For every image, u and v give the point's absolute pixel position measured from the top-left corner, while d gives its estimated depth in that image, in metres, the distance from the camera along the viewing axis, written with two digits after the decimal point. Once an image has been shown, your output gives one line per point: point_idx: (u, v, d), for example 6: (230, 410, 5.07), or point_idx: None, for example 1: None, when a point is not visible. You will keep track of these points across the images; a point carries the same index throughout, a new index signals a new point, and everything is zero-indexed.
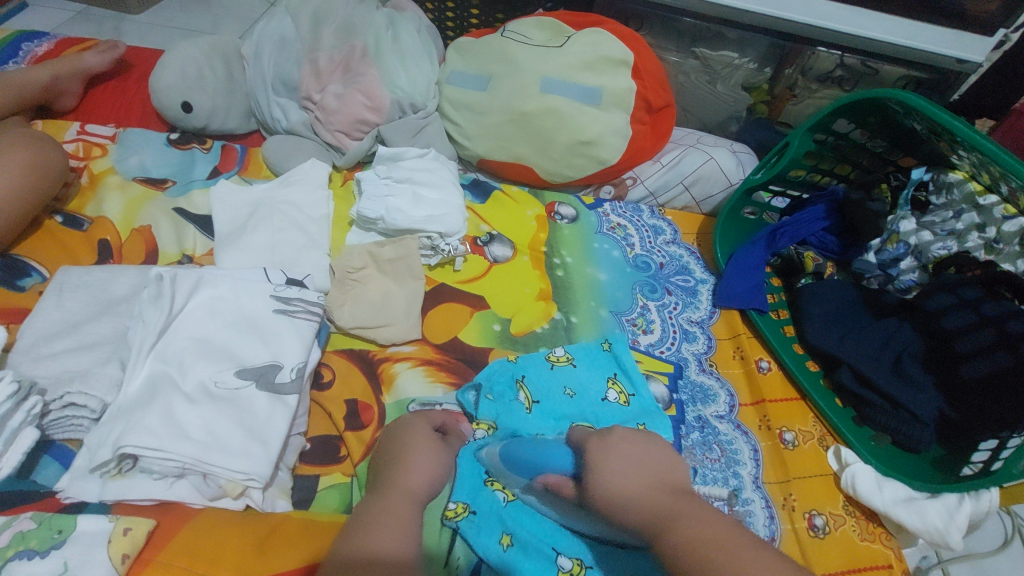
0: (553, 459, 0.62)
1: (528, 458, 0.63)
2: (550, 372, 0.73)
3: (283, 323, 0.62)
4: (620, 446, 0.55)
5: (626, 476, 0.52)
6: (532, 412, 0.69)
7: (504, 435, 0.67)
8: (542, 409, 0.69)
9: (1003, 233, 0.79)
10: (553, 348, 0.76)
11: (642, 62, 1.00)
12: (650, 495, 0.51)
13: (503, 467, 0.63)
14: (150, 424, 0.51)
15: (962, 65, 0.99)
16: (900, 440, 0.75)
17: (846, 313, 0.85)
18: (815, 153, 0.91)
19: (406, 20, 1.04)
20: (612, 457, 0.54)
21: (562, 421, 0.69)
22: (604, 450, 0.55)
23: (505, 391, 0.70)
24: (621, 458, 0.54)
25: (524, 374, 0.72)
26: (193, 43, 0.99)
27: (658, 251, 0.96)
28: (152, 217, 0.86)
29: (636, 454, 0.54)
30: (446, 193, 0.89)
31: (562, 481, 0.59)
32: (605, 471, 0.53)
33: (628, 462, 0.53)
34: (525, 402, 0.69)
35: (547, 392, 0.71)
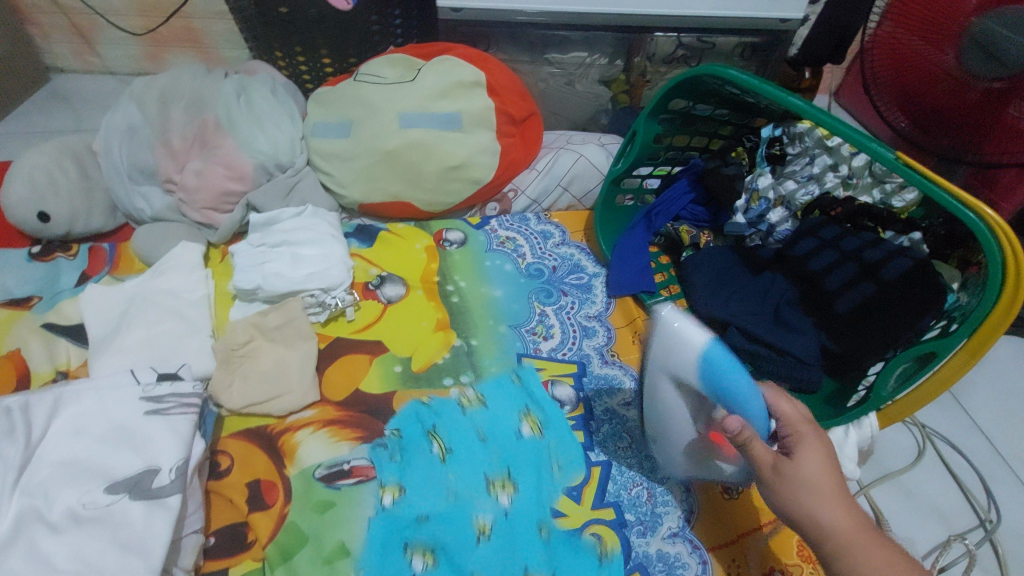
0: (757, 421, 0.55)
1: (716, 374, 0.56)
2: (462, 416, 0.75)
3: (156, 423, 0.60)
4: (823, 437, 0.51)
5: (832, 480, 0.49)
6: (446, 462, 0.70)
7: (413, 502, 0.67)
8: (456, 457, 0.71)
9: (854, 169, 0.86)
10: (456, 376, 0.79)
11: (496, 79, 1.03)
12: (841, 504, 0.48)
13: (419, 539, 0.64)
14: (13, 565, 0.49)
15: (786, 24, 1.06)
16: (798, 385, 0.79)
17: (728, 275, 0.88)
18: (666, 133, 0.94)
19: (258, 82, 1.03)
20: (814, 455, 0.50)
21: (473, 468, 0.70)
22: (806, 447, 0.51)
23: (418, 445, 0.71)
24: (821, 460, 0.50)
25: (436, 423, 0.74)
26: (38, 149, 0.95)
27: (549, 255, 0.98)
28: (21, 339, 0.82)
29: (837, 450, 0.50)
30: (326, 246, 0.89)
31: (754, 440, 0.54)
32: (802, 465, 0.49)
33: (833, 461, 0.50)
34: (438, 452, 0.71)
35: (458, 436, 0.72)
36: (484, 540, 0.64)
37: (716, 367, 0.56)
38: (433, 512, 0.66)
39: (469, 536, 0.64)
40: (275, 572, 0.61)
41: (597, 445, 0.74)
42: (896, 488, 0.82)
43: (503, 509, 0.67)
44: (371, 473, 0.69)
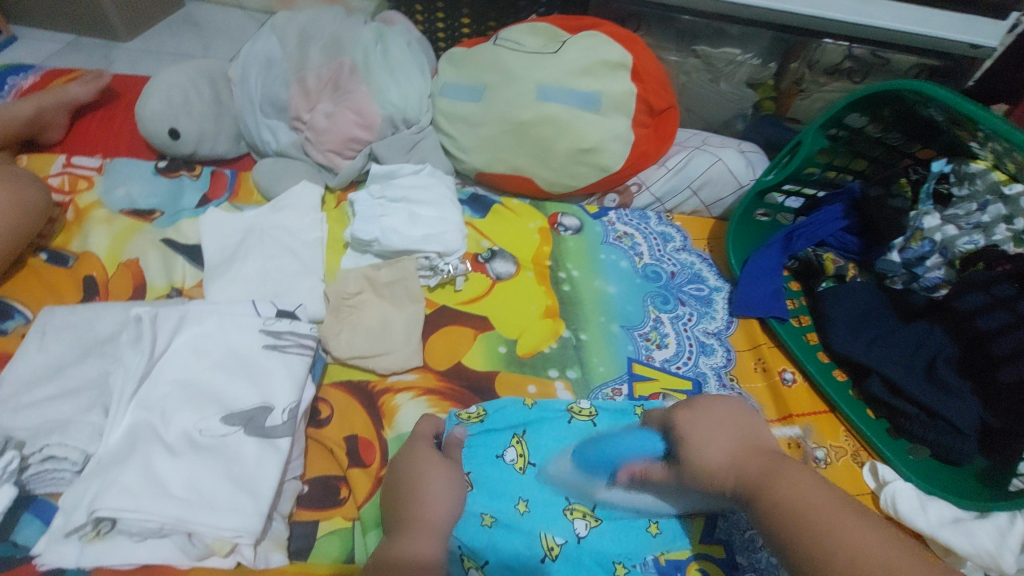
0: (639, 447, 0.61)
1: (603, 453, 0.62)
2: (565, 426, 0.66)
3: (274, 360, 0.58)
4: (713, 411, 0.57)
5: (727, 444, 0.53)
6: (526, 473, 0.62)
7: (482, 505, 0.59)
8: (538, 467, 0.63)
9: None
10: (564, 370, 0.75)
11: (642, 63, 0.96)
12: (744, 458, 0.51)
13: (479, 547, 0.57)
14: (127, 482, 0.47)
15: (977, 50, 0.95)
16: (940, 453, 0.70)
17: (871, 318, 0.80)
18: (828, 150, 0.86)
19: (396, 32, 1.00)
20: (708, 428, 0.55)
21: (556, 488, 0.61)
22: (695, 415, 0.57)
23: (496, 446, 0.64)
24: (716, 430, 0.54)
25: (525, 426, 0.65)
26: (179, 68, 0.96)
27: (668, 259, 0.92)
28: (140, 250, 0.82)
29: (725, 419, 0.55)
30: (444, 209, 0.85)
31: (652, 468, 0.59)
32: (698, 441, 0.54)
33: (720, 432, 0.54)
34: (517, 459, 0.63)
35: (548, 450, 0.64)
36: (550, 561, 0.56)
37: (594, 454, 0.63)
38: (501, 519, 0.58)
39: (533, 556, 0.56)
40: (367, 535, 0.57)
41: None
42: None
43: (577, 537, 0.58)
44: None
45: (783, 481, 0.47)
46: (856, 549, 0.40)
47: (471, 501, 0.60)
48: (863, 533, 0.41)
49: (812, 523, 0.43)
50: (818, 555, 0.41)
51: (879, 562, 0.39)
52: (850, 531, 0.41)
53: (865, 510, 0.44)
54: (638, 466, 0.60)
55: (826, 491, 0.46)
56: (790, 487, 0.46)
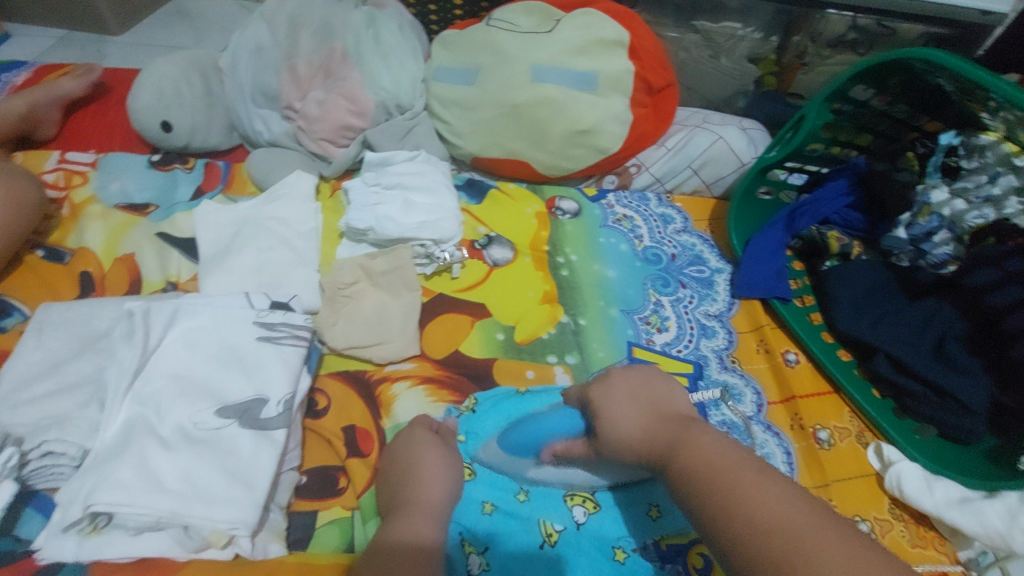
0: (558, 424, 0.62)
1: (529, 434, 0.62)
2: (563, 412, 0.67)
3: (267, 351, 0.58)
4: (626, 382, 0.59)
5: (637, 415, 0.56)
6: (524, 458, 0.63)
7: (479, 491, 0.59)
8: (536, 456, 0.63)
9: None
10: (563, 356, 0.75)
11: (639, 41, 0.93)
12: (653, 425, 0.54)
13: (478, 533, 0.56)
14: (122, 477, 0.47)
15: (987, 17, 0.91)
16: (947, 432, 0.69)
17: (877, 296, 0.78)
18: (832, 125, 0.84)
19: (387, 16, 0.98)
20: (623, 401, 0.58)
21: (555, 472, 0.62)
22: (606, 389, 0.59)
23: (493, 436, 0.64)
24: (628, 404, 0.57)
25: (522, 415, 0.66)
26: (169, 59, 0.95)
27: (668, 241, 0.90)
28: (135, 245, 0.82)
29: (635, 390, 0.58)
30: (439, 196, 0.84)
31: (573, 445, 0.60)
32: (609, 417, 0.57)
33: (631, 403, 0.57)
34: (515, 448, 0.63)
35: None
36: (549, 546, 0.56)
37: (526, 437, 0.62)
38: (501, 506, 0.58)
39: (532, 542, 0.56)
40: (367, 524, 0.57)
41: None
42: None
43: (577, 523, 0.58)
44: None
45: (695, 440, 0.50)
46: (750, 503, 0.42)
47: (471, 487, 0.59)
48: (758, 485, 0.44)
49: (715, 476, 0.46)
50: (722, 508, 0.43)
51: (762, 519, 0.41)
52: (746, 482, 0.44)
53: (768, 469, 0.46)
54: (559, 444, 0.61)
55: (730, 449, 0.48)
56: (698, 445, 0.49)
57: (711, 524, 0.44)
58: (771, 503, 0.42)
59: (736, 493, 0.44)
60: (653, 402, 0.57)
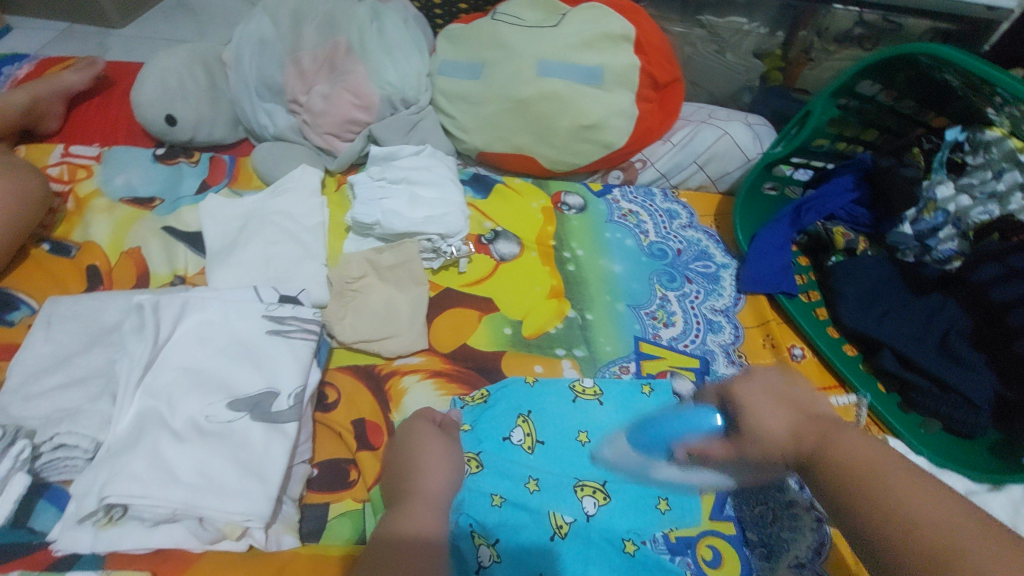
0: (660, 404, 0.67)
1: (629, 405, 0.67)
2: (572, 405, 0.67)
3: (277, 344, 0.58)
4: (766, 381, 0.54)
5: (782, 416, 0.50)
6: (534, 455, 0.62)
7: (488, 483, 0.59)
8: (545, 450, 0.63)
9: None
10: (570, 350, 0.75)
11: (645, 35, 0.93)
12: (797, 435, 0.49)
13: (488, 524, 0.56)
14: (135, 469, 0.47)
15: (992, 12, 0.91)
16: (952, 426, 0.69)
17: (883, 291, 0.79)
18: (838, 120, 0.84)
19: (392, 10, 0.98)
20: (761, 398, 0.53)
21: (565, 468, 0.62)
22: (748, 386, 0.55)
23: (500, 430, 0.64)
24: (770, 393, 0.53)
25: (530, 409, 0.66)
26: (173, 52, 0.94)
27: (674, 236, 0.90)
28: (141, 238, 0.82)
29: (780, 377, 0.55)
30: (445, 190, 0.84)
31: (710, 446, 0.57)
32: (755, 413, 0.51)
33: (777, 405, 0.51)
34: (524, 441, 0.63)
35: (556, 432, 0.64)
36: (559, 538, 0.56)
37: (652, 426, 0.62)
38: (510, 498, 0.59)
39: (542, 533, 0.56)
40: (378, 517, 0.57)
41: None
42: None
43: (587, 515, 0.59)
44: None
45: (845, 436, 0.46)
46: (914, 516, 0.38)
47: (479, 479, 0.59)
48: (924, 494, 0.40)
49: (870, 479, 0.42)
50: (883, 517, 0.39)
51: (932, 530, 0.37)
52: (908, 488, 0.40)
53: (931, 475, 0.42)
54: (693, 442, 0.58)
55: (880, 449, 0.45)
56: (849, 450, 0.45)
57: (863, 533, 0.40)
58: (959, 525, 0.37)
59: (895, 500, 0.40)
60: (796, 388, 0.53)
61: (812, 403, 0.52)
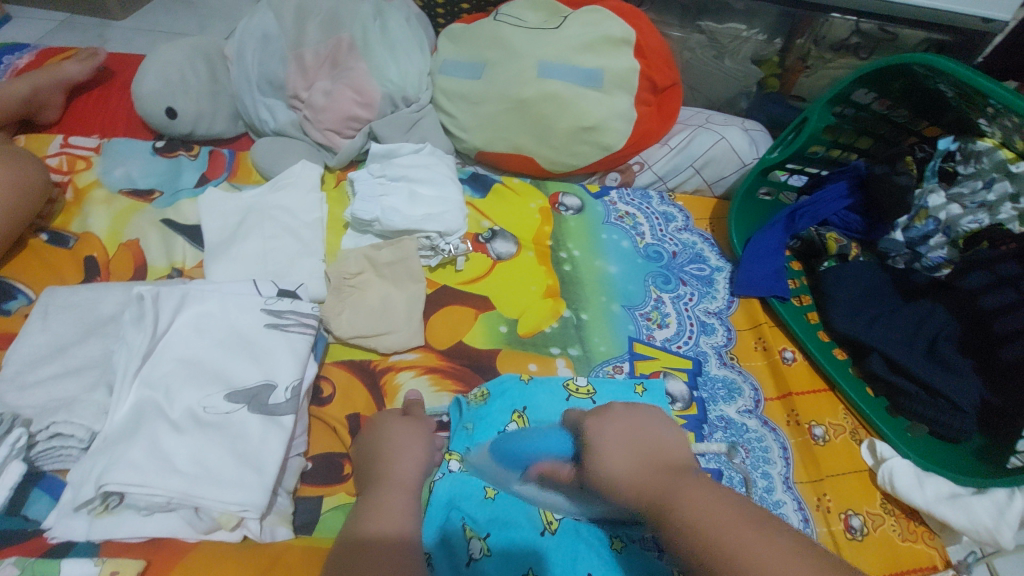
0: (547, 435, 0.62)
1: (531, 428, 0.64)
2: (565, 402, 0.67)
3: (275, 338, 0.59)
4: (621, 437, 0.55)
5: (627, 461, 0.52)
6: (529, 444, 0.61)
7: (479, 478, 0.58)
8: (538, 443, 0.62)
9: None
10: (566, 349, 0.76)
11: (645, 39, 0.94)
12: (644, 478, 0.50)
13: (478, 520, 0.55)
14: (134, 457, 0.48)
15: (988, 25, 0.92)
16: (939, 431, 0.70)
17: (874, 297, 0.80)
18: (833, 128, 0.85)
19: (395, 8, 0.98)
20: (622, 457, 0.53)
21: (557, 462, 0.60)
22: (596, 435, 0.57)
23: (496, 423, 0.64)
24: (623, 445, 0.54)
25: (525, 404, 0.66)
26: (174, 45, 0.94)
27: (669, 239, 0.91)
28: (139, 230, 0.82)
29: (631, 434, 0.55)
30: (444, 188, 0.85)
31: (560, 467, 0.58)
32: (610, 466, 0.53)
33: (628, 457, 0.52)
34: (518, 434, 0.63)
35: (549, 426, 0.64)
36: (550, 534, 0.54)
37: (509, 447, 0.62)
38: (503, 492, 0.57)
39: (534, 528, 0.54)
40: None
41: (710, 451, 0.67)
42: None
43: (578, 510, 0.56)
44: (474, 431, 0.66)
45: (687, 492, 0.45)
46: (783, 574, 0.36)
47: (472, 476, 0.59)
48: (761, 548, 0.38)
49: (717, 541, 0.40)
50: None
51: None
52: (706, 510, 0.43)
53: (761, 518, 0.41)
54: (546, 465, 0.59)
55: (720, 503, 0.43)
56: (690, 502, 0.44)
57: None
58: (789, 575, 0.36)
59: (684, 526, 0.43)
60: (644, 444, 0.54)
61: (654, 456, 0.52)
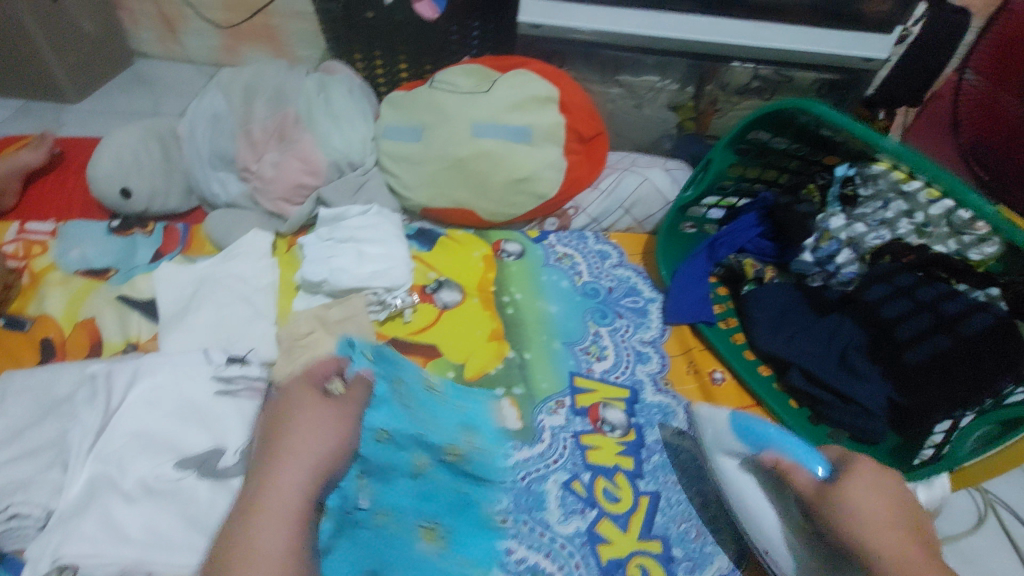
0: (800, 456, 0.62)
1: (755, 434, 0.65)
2: (496, 425, 0.76)
3: (226, 405, 0.62)
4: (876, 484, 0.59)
5: (879, 504, 0.57)
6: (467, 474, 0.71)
7: (423, 482, 0.68)
8: (474, 461, 0.72)
9: (930, 217, 0.79)
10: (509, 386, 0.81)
11: (567, 95, 1.03)
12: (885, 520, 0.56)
13: (424, 516, 0.66)
14: (87, 531, 0.51)
15: (868, 63, 1.03)
16: (859, 434, 0.77)
17: (790, 314, 0.87)
18: (739, 164, 0.92)
19: (337, 81, 1.06)
20: (869, 498, 0.58)
21: (489, 476, 0.71)
22: (860, 478, 0.59)
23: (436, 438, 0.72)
24: (875, 498, 0.57)
25: (462, 424, 0.75)
26: (129, 129, 1.00)
27: (605, 275, 0.98)
28: (96, 309, 0.85)
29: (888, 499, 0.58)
30: (389, 246, 0.90)
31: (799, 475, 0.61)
32: (858, 507, 0.57)
33: (878, 501, 0.57)
34: (455, 453, 0.71)
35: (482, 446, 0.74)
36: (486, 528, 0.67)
37: (757, 431, 0.65)
38: (445, 498, 0.68)
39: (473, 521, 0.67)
40: None
41: (647, 474, 0.74)
42: (954, 554, 0.78)
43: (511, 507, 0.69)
44: None
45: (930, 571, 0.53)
46: None
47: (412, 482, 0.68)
48: None
49: None
50: None
51: None
52: None
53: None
54: (786, 461, 0.62)
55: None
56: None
57: None
58: None
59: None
60: (895, 506, 0.58)
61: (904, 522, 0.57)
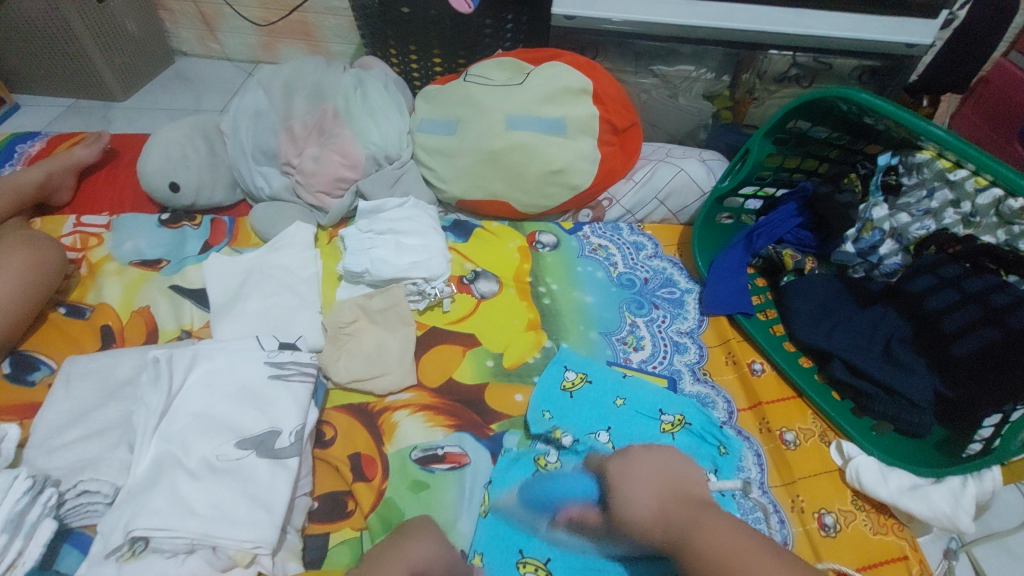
0: (577, 490, 0.69)
1: (545, 494, 0.69)
2: (596, 414, 0.76)
3: (279, 389, 0.64)
4: (636, 464, 0.65)
5: (654, 501, 0.61)
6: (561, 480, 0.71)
7: (530, 478, 0.71)
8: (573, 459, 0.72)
9: (978, 206, 0.76)
10: (565, 373, 0.80)
11: (602, 88, 1.02)
12: (674, 511, 0.59)
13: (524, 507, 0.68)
14: (157, 505, 0.54)
15: (913, 49, 1.01)
16: (903, 428, 0.75)
17: (832, 305, 0.86)
18: (777, 154, 0.91)
19: (374, 77, 1.08)
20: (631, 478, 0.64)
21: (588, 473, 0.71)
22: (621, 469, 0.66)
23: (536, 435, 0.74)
24: (639, 481, 0.63)
25: (553, 412, 0.76)
26: (176, 126, 1.03)
27: (641, 266, 0.98)
28: (150, 297, 0.89)
29: (654, 472, 0.64)
30: (428, 238, 0.91)
31: (586, 510, 0.67)
32: (625, 498, 0.63)
33: (644, 485, 0.63)
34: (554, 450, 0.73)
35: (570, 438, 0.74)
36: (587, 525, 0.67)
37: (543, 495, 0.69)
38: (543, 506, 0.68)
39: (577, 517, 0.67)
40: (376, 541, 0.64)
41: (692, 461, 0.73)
42: (1001, 550, 0.74)
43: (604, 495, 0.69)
44: (463, 461, 0.72)
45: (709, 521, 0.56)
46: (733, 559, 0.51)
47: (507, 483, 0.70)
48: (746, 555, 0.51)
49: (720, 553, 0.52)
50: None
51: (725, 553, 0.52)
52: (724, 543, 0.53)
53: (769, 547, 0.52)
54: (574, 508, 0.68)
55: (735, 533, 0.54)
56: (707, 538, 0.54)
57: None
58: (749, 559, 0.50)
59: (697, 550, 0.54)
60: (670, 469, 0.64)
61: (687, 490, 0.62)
